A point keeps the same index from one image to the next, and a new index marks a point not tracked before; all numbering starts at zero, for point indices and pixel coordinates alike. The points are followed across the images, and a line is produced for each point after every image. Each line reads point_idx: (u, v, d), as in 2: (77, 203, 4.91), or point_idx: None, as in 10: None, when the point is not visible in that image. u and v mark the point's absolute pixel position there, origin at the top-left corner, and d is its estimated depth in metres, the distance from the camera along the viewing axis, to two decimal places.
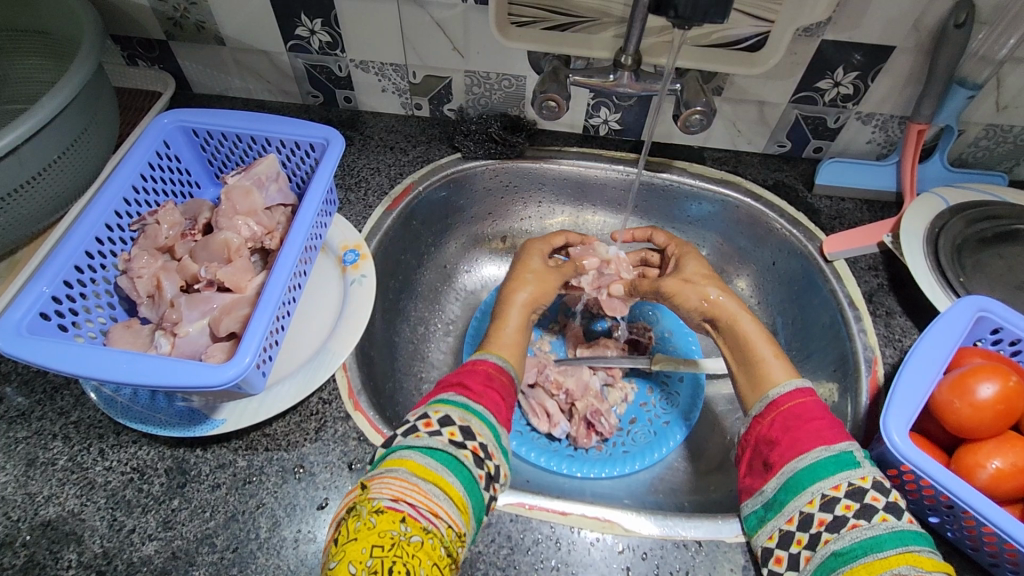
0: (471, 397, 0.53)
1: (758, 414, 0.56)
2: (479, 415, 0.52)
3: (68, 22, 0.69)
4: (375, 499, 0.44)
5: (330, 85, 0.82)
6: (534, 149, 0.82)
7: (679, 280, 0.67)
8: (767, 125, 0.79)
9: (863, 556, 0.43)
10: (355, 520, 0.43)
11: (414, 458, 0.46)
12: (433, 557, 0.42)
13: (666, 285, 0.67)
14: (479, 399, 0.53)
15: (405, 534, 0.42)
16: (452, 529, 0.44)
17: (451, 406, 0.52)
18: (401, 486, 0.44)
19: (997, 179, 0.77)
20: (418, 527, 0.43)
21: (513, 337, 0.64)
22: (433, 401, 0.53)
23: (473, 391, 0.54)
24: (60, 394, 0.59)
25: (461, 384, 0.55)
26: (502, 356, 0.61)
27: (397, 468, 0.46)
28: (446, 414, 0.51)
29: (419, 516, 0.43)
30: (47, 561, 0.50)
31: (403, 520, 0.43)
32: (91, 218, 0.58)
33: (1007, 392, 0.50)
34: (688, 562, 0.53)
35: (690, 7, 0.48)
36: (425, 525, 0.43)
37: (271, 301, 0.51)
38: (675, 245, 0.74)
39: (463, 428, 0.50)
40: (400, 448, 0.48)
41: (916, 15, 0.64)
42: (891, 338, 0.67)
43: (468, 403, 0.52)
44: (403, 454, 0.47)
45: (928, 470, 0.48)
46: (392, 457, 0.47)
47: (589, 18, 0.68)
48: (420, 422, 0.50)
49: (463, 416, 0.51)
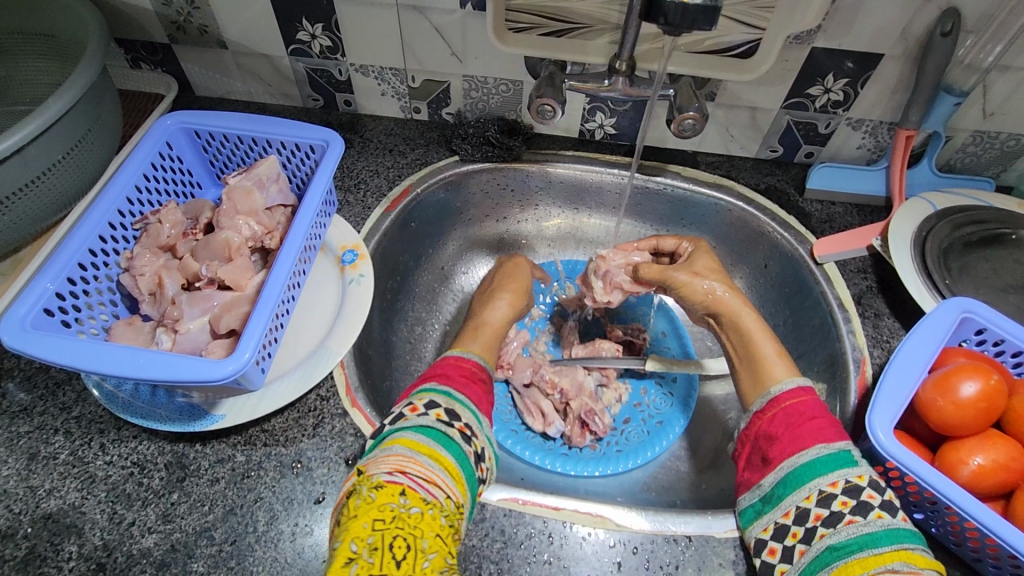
0: (452, 385, 0.54)
1: (759, 410, 0.57)
2: (460, 400, 0.53)
3: (73, 25, 0.71)
4: (374, 476, 0.45)
5: (331, 89, 0.84)
6: (531, 153, 0.84)
7: (690, 273, 0.67)
8: (759, 130, 0.80)
9: (859, 551, 0.44)
10: (355, 499, 0.44)
11: (408, 435, 0.48)
12: (434, 527, 0.43)
13: (677, 276, 0.68)
14: (461, 387, 0.55)
15: (405, 506, 0.43)
16: (450, 499, 0.45)
17: (433, 393, 0.53)
18: (397, 460, 0.46)
19: (985, 185, 0.78)
20: (416, 498, 0.43)
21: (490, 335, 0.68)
22: (417, 391, 0.54)
23: (455, 381, 0.55)
24: (62, 390, 0.60)
25: (443, 374, 0.56)
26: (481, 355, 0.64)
27: (392, 446, 0.47)
28: (430, 399, 0.52)
29: (417, 488, 0.44)
30: (47, 553, 0.51)
31: (402, 492, 0.43)
32: (94, 217, 0.59)
33: (989, 390, 0.51)
34: (678, 557, 0.54)
35: (679, 13, 0.49)
36: (423, 496, 0.44)
37: (270, 299, 0.52)
38: (686, 242, 0.74)
39: (448, 411, 0.51)
40: (392, 431, 0.49)
41: (904, 23, 0.65)
42: (880, 339, 0.69)
43: (450, 391, 0.53)
44: (396, 435, 0.48)
45: (912, 467, 0.49)
46: (386, 439, 0.48)
47: (585, 25, 0.69)
48: (405, 409, 0.51)
49: (446, 401, 0.52)
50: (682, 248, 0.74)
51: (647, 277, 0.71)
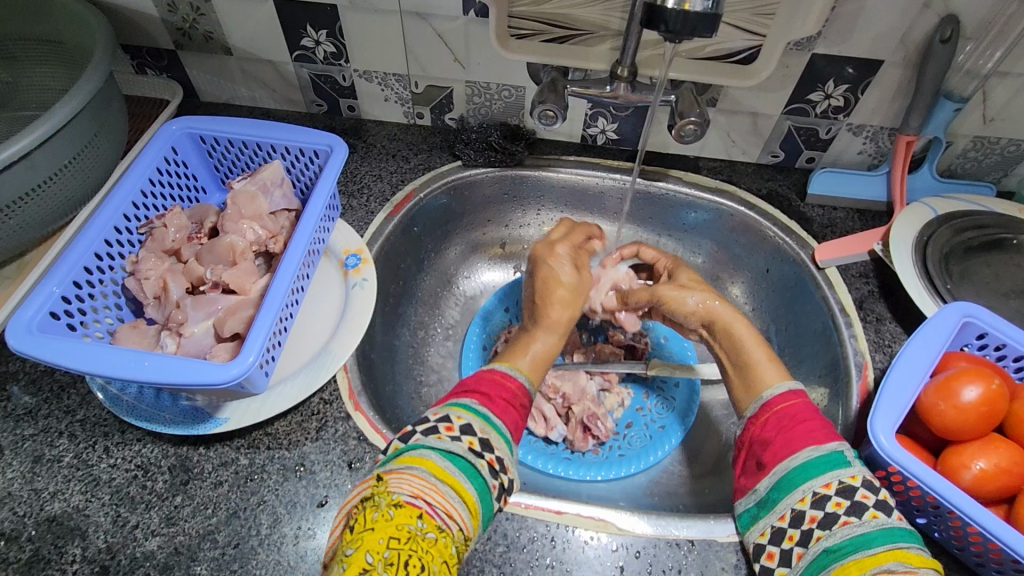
0: (491, 409, 0.53)
1: (752, 415, 0.57)
2: (497, 428, 0.52)
3: (81, 31, 0.72)
4: (394, 493, 0.43)
5: (334, 94, 0.85)
6: (533, 158, 0.84)
7: (675, 288, 0.68)
8: (760, 135, 0.81)
9: (854, 552, 0.44)
10: (372, 511, 0.42)
11: (434, 458, 0.47)
12: (444, 555, 0.42)
13: (663, 292, 0.69)
14: (500, 413, 0.54)
15: (422, 530, 0.42)
16: (462, 531, 0.45)
17: (472, 414, 0.52)
18: (420, 484, 0.45)
19: (986, 190, 0.78)
20: (433, 524, 0.43)
21: (541, 354, 0.63)
22: (454, 404, 0.53)
23: (495, 404, 0.54)
24: (67, 393, 0.61)
25: (483, 393, 0.55)
26: (528, 376, 0.60)
27: (416, 466, 0.46)
28: (468, 421, 0.51)
29: (434, 515, 0.43)
30: (51, 556, 0.51)
31: (420, 516, 0.43)
32: (100, 221, 0.59)
33: (991, 394, 0.52)
34: (680, 561, 0.54)
35: (680, 21, 0.49)
36: (439, 523, 0.43)
37: (274, 304, 0.53)
38: (665, 259, 0.75)
39: (483, 440, 0.50)
40: (419, 447, 0.48)
41: (903, 30, 0.66)
42: (881, 344, 0.69)
43: (489, 416, 0.53)
44: (423, 454, 0.47)
45: (914, 471, 0.49)
46: (412, 454, 0.47)
47: (588, 31, 0.70)
48: (441, 424, 0.50)
49: (483, 428, 0.51)
50: (661, 261, 0.75)
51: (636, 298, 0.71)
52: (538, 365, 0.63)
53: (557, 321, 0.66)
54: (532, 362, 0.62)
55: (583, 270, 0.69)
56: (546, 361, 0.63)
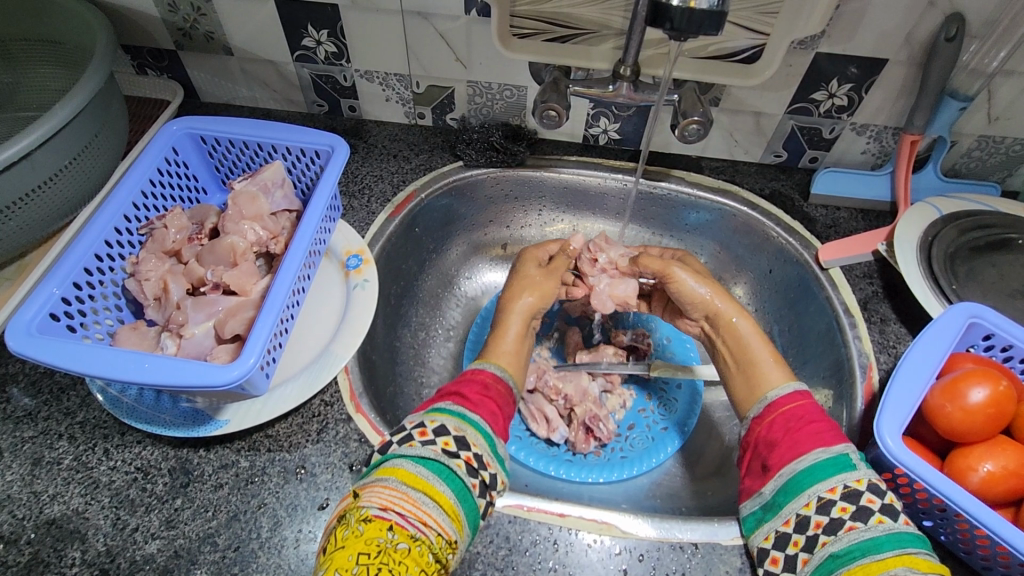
0: (467, 406, 0.54)
1: (757, 415, 0.57)
2: (474, 424, 0.52)
3: (81, 31, 0.71)
4: (364, 507, 0.44)
5: (335, 95, 0.84)
6: (534, 158, 0.84)
7: (693, 273, 0.67)
8: (763, 135, 0.80)
9: (861, 557, 0.44)
10: (344, 529, 0.44)
11: (407, 467, 0.47)
12: (420, 563, 0.43)
13: (676, 272, 0.67)
14: (476, 408, 0.54)
15: (392, 542, 0.42)
16: (441, 537, 0.44)
17: (447, 415, 0.52)
18: (390, 495, 0.45)
19: (991, 190, 0.77)
20: (405, 535, 0.43)
21: (517, 349, 0.64)
22: (431, 409, 0.53)
23: (469, 401, 0.54)
24: (67, 394, 0.60)
25: (459, 393, 0.55)
26: (511, 373, 0.61)
27: (388, 477, 0.46)
28: (442, 423, 0.51)
29: (407, 525, 0.43)
30: (50, 559, 0.51)
31: (390, 528, 0.43)
32: (100, 223, 0.59)
33: (997, 396, 0.51)
34: (684, 564, 0.53)
35: (685, 19, 0.49)
36: (413, 533, 0.43)
37: (276, 304, 0.52)
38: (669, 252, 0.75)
39: (458, 438, 0.50)
40: (393, 457, 0.48)
41: (907, 29, 0.65)
42: (886, 345, 0.68)
43: (464, 413, 0.52)
44: (396, 463, 0.47)
45: (922, 474, 0.48)
46: (385, 466, 0.47)
47: (589, 30, 0.69)
48: (416, 430, 0.50)
49: (458, 426, 0.51)
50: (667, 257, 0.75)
51: (646, 266, 0.69)
52: (519, 361, 0.64)
53: (519, 307, 0.67)
54: (512, 358, 0.63)
55: (554, 270, 0.71)
56: (523, 357, 0.64)
